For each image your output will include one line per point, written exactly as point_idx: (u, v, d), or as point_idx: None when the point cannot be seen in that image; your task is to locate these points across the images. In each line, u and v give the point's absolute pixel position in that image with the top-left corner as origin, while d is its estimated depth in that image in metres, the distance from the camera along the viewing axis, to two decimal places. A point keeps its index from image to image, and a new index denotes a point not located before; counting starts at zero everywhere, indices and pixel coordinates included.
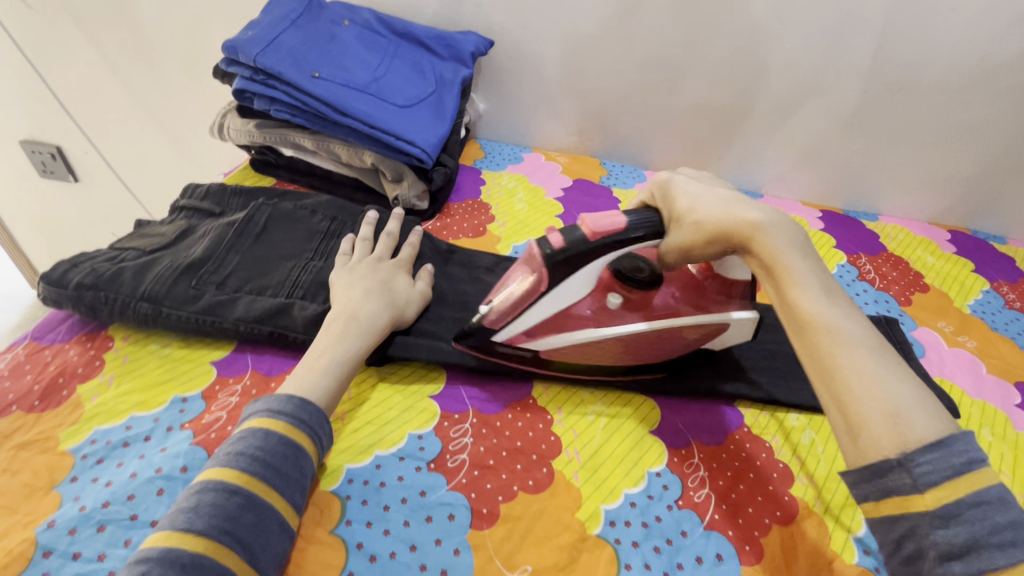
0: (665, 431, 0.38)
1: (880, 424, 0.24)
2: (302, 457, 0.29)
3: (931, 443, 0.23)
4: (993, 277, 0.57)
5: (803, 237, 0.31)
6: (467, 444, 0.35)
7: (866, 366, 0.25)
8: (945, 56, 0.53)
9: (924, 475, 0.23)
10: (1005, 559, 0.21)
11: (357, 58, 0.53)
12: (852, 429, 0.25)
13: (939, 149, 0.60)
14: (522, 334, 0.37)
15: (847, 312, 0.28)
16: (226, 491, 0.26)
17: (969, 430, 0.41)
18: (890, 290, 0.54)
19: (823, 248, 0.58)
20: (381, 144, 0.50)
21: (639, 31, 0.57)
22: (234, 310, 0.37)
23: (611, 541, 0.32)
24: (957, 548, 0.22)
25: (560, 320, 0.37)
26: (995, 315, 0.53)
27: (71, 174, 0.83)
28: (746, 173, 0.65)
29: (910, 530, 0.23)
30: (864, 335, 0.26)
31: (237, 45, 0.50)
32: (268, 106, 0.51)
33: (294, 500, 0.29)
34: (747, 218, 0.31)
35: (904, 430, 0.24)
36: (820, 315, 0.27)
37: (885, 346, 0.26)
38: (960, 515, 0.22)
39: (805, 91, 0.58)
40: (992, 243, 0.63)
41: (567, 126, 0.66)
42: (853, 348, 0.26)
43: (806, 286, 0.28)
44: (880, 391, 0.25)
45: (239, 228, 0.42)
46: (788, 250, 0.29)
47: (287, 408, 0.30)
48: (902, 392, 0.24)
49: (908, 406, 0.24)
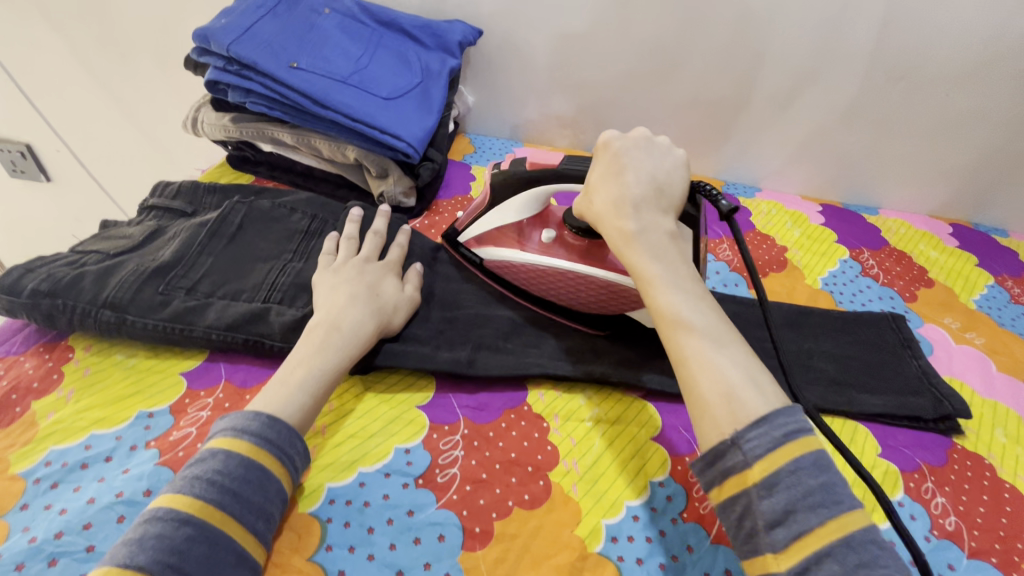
0: (669, 438, 0.36)
1: (714, 405, 0.26)
2: (268, 482, 0.27)
3: (755, 420, 0.25)
4: (997, 271, 0.56)
5: (670, 235, 0.32)
6: (458, 457, 0.33)
7: (706, 352, 0.27)
8: (949, 43, 0.51)
9: (752, 450, 0.24)
10: (817, 520, 0.22)
11: (339, 48, 0.51)
12: (695, 411, 0.27)
13: (940, 142, 0.58)
14: (475, 240, 0.44)
15: (695, 306, 0.29)
16: (176, 521, 0.24)
17: (980, 432, 0.40)
18: (894, 285, 0.52)
19: (824, 242, 0.56)
20: (365, 138, 0.48)
21: (633, 19, 0.55)
22: (204, 317, 0.35)
23: (614, 559, 0.30)
24: (779, 515, 0.23)
25: (500, 237, 0.43)
26: (1001, 310, 0.51)
27: (43, 173, 0.80)
28: (745, 166, 0.64)
29: (743, 510, 0.24)
30: (711, 325, 0.29)
31: (209, 34, 0.47)
32: (243, 98, 0.48)
33: (257, 529, 0.26)
34: (621, 224, 0.32)
35: (736, 405, 0.25)
36: (674, 309, 0.29)
37: (733, 337, 0.28)
38: (780, 483, 0.23)
39: (804, 81, 0.56)
40: (994, 237, 0.62)
41: (560, 119, 0.64)
42: (696, 337, 0.28)
43: (665, 281, 0.30)
44: (715, 372, 0.27)
45: (212, 228, 0.40)
46: (645, 252, 0.31)
47: (253, 426, 0.28)
48: (734, 374, 0.26)
49: (734, 384, 0.26)
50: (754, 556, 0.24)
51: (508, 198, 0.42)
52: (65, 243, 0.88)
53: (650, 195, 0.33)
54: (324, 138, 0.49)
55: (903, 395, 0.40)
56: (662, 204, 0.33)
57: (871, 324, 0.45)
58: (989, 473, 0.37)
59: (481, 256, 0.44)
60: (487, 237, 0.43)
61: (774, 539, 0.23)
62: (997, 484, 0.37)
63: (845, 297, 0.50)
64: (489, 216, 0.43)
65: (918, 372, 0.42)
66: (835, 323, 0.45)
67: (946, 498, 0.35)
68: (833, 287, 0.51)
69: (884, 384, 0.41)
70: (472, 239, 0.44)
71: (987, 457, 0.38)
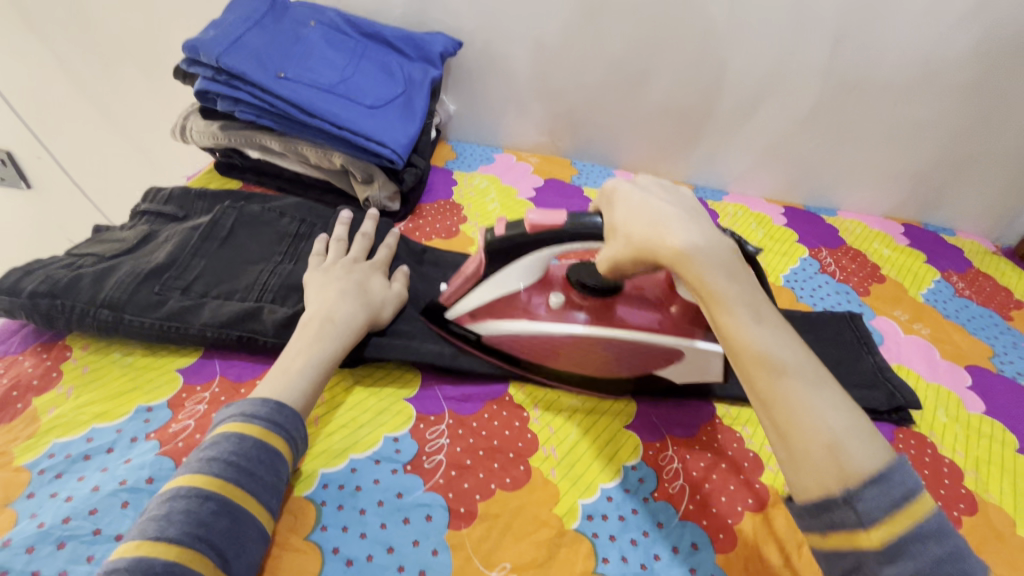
0: (640, 426, 0.39)
1: (823, 460, 0.25)
2: (278, 462, 0.29)
3: (868, 475, 0.24)
4: (943, 267, 0.60)
5: (734, 258, 0.30)
6: (444, 445, 0.35)
7: (803, 397, 0.26)
8: (894, 56, 0.56)
9: (867, 511, 0.24)
10: None
11: (324, 58, 0.53)
12: (797, 464, 0.25)
13: (890, 147, 0.63)
14: (468, 315, 0.40)
15: (778, 339, 0.27)
16: (199, 497, 0.26)
17: (923, 413, 0.43)
18: (850, 281, 0.56)
19: (786, 241, 0.60)
20: (351, 145, 0.50)
21: (605, 32, 0.58)
22: (200, 315, 0.36)
23: (589, 535, 0.32)
24: None
25: (506, 308, 0.39)
26: (946, 303, 0.55)
27: (23, 180, 0.80)
28: (713, 170, 0.67)
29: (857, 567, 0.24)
30: (801, 364, 0.27)
31: (198, 45, 0.49)
32: (231, 107, 0.50)
33: (269, 505, 0.28)
34: (679, 244, 0.29)
35: (845, 457, 0.24)
36: (758, 347, 0.27)
37: (822, 372, 0.27)
38: (904, 550, 0.23)
39: (764, 91, 0.60)
40: (942, 236, 0.67)
41: (538, 126, 0.67)
42: (791, 379, 0.26)
43: (744, 315, 0.28)
44: (819, 421, 0.25)
45: (205, 232, 0.42)
46: (715, 281, 0.28)
47: (263, 412, 0.30)
48: (838, 422, 0.25)
49: (842, 435, 0.25)
50: None
51: (511, 266, 0.37)
52: (43, 249, 0.88)
53: (691, 216, 0.31)
54: (309, 146, 0.51)
55: (860, 389, 0.44)
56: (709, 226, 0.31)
57: (830, 322, 0.49)
58: (930, 450, 0.41)
59: (480, 332, 0.39)
60: (482, 308, 0.39)
61: None
62: (938, 460, 0.40)
63: (805, 292, 0.53)
64: (484, 288, 0.38)
65: (872, 365, 0.45)
66: (798, 322, 0.48)
67: None
68: (793, 283, 0.54)
69: (842, 378, 0.44)
70: (466, 313, 0.39)
71: (929, 436, 0.41)
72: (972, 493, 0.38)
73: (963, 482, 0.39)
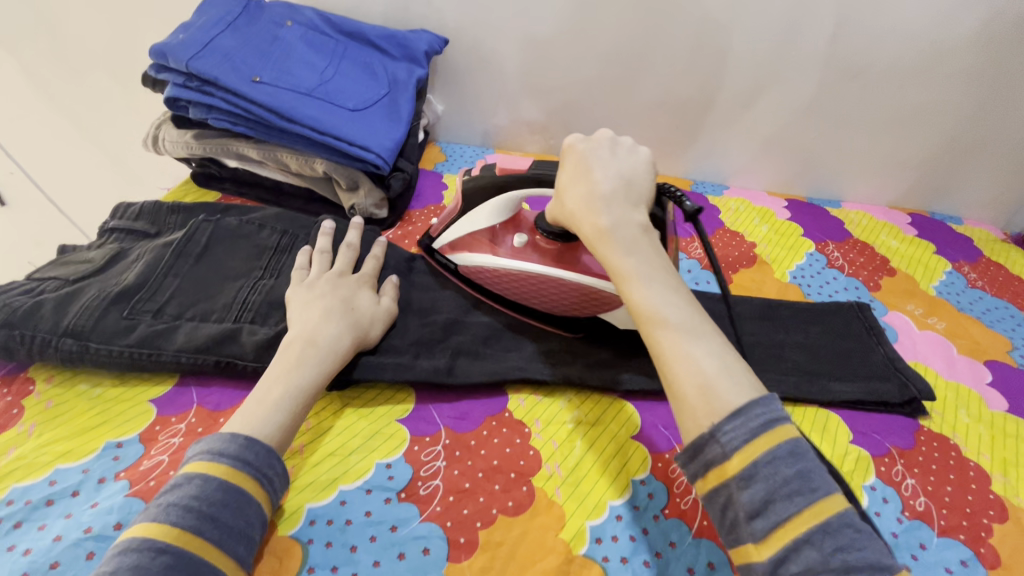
0: (649, 436, 0.36)
1: (693, 403, 0.26)
2: (248, 505, 0.26)
3: (732, 413, 0.25)
4: (954, 258, 0.58)
5: (641, 229, 0.32)
6: (440, 468, 0.33)
7: (680, 345, 0.28)
8: (897, 42, 0.53)
9: (730, 442, 0.25)
10: (794, 509, 0.23)
11: (303, 60, 0.50)
12: (675, 405, 0.27)
13: (895, 135, 0.61)
14: (448, 246, 0.44)
15: (668, 297, 0.29)
16: (153, 551, 0.23)
17: (945, 413, 0.41)
18: (859, 276, 0.54)
19: (791, 236, 0.58)
20: (334, 151, 0.47)
21: (597, 25, 0.56)
22: (173, 340, 0.34)
23: (599, 560, 0.30)
24: (759, 506, 0.24)
25: (474, 243, 0.42)
26: (959, 295, 0.53)
27: None
28: (713, 165, 0.65)
29: (727, 501, 0.25)
30: (686, 318, 0.29)
31: (167, 50, 0.46)
32: (205, 115, 0.48)
33: (239, 556, 0.25)
34: (592, 219, 0.32)
35: (709, 397, 0.26)
36: (647, 303, 0.29)
37: (707, 328, 0.29)
38: (758, 474, 0.24)
39: (763, 82, 0.57)
40: (950, 225, 0.65)
41: (530, 125, 0.65)
42: (671, 330, 0.28)
43: (639, 276, 0.30)
44: (692, 369, 0.27)
45: (178, 248, 0.39)
46: (615, 247, 0.31)
47: (230, 449, 0.27)
48: (710, 366, 0.27)
49: (713, 381, 0.26)
50: (739, 546, 0.24)
51: (482, 202, 0.41)
52: None
53: (622, 191, 0.33)
54: (290, 153, 0.48)
55: (870, 380, 0.42)
56: (631, 199, 0.33)
57: (837, 313, 0.47)
58: (954, 453, 0.39)
59: (454, 263, 0.43)
60: (457, 243, 0.43)
61: (754, 529, 0.24)
62: (963, 463, 0.38)
63: (813, 288, 0.51)
64: (464, 221, 0.43)
65: (883, 357, 0.43)
66: (804, 314, 0.46)
67: (916, 480, 0.36)
68: (801, 279, 0.52)
69: (853, 371, 0.42)
70: (446, 244, 0.44)
71: (952, 438, 0.39)
72: (1001, 498, 0.36)
73: (991, 486, 0.37)
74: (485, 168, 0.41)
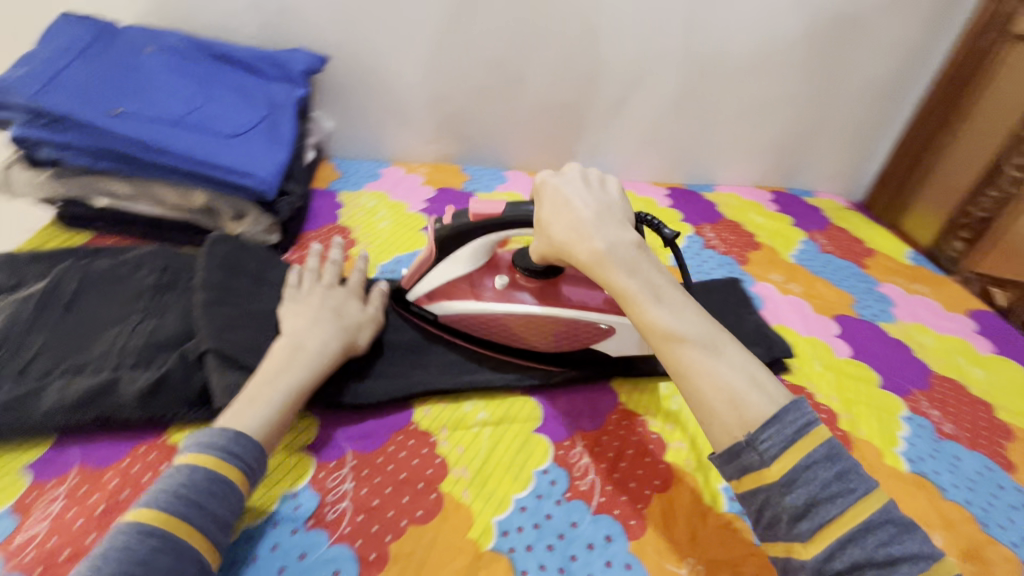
0: (549, 427, 0.39)
1: (732, 418, 0.27)
2: (233, 494, 0.28)
3: (766, 420, 0.27)
4: (809, 227, 0.66)
5: (638, 247, 0.33)
6: (347, 490, 0.34)
7: (702, 360, 0.29)
8: (741, 39, 0.60)
9: (768, 449, 0.26)
10: (837, 509, 0.25)
11: (168, 87, 0.48)
12: (703, 416, 0.29)
13: (752, 122, 0.68)
14: (425, 296, 0.42)
15: (679, 312, 0.31)
16: (142, 533, 0.25)
17: (802, 367, 0.47)
18: (731, 252, 0.60)
19: (671, 222, 0.63)
20: (211, 180, 0.46)
21: (473, 35, 0.58)
22: (41, 402, 0.32)
23: (506, 552, 0.32)
24: (802, 509, 0.25)
25: (454, 290, 0.41)
26: (814, 260, 0.61)
27: None
28: (600, 160, 0.69)
29: (764, 503, 0.26)
30: (702, 334, 0.30)
31: (7, 88, 0.43)
32: (61, 154, 0.45)
33: (218, 541, 0.27)
34: (588, 245, 0.33)
35: (749, 411, 0.27)
36: (660, 321, 0.30)
37: (722, 337, 0.30)
38: (798, 478, 0.25)
39: (633, 82, 0.62)
40: (806, 198, 0.73)
41: (422, 134, 0.65)
42: (690, 346, 0.29)
43: (644, 295, 0.31)
44: (727, 381, 0.28)
45: (41, 301, 0.37)
46: (615, 268, 0.32)
47: (221, 441, 0.29)
48: (735, 379, 0.28)
49: (742, 395, 0.28)
50: (776, 539, 0.26)
51: (457, 248, 0.40)
52: None
53: (604, 213, 0.34)
54: (171, 187, 0.47)
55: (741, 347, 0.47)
56: (616, 219, 0.34)
57: (713, 289, 0.52)
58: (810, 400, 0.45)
59: (435, 312, 0.42)
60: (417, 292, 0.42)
61: (798, 530, 0.25)
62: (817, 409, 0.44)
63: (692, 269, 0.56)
64: (439, 268, 0.42)
65: (752, 325, 0.49)
66: None
67: None
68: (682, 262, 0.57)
69: None
70: (422, 295, 0.42)
71: (807, 388, 0.45)
72: (846, 433, 0.42)
73: (838, 424, 0.43)
74: (456, 214, 0.40)
